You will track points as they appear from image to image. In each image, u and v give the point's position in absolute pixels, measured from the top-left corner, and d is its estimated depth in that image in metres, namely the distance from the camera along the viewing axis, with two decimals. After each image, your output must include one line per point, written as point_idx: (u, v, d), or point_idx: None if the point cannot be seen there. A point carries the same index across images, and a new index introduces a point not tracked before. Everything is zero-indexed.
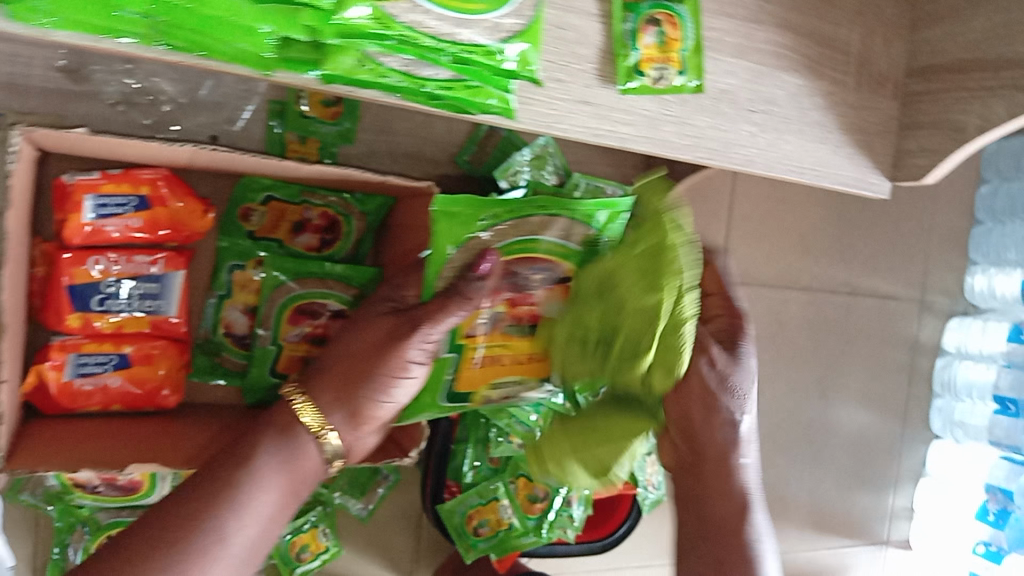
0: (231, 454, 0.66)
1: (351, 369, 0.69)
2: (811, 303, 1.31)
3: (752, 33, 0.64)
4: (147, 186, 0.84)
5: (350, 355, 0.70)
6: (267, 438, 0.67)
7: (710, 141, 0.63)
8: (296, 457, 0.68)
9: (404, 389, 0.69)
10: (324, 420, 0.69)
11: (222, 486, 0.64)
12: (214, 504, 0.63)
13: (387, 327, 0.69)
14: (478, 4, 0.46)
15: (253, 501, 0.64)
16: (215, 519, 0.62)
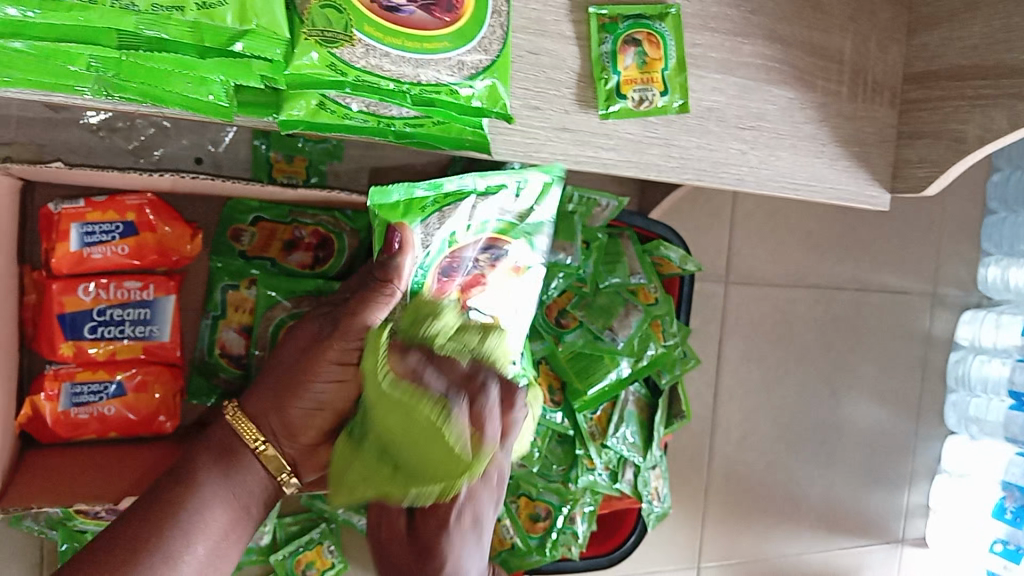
0: (191, 467, 0.63)
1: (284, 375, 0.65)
2: (820, 301, 1.29)
3: (738, 47, 0.62)
4: (133, 212, 0.83)
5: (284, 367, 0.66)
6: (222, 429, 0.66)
7: (696, 161, 0.61)
8: (240, 478, 0.64)
9: (340, 398, 0.64)
10: (254, 427, 0.65)
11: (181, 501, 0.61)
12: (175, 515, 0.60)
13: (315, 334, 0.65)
14: (442, 42, 0.44)
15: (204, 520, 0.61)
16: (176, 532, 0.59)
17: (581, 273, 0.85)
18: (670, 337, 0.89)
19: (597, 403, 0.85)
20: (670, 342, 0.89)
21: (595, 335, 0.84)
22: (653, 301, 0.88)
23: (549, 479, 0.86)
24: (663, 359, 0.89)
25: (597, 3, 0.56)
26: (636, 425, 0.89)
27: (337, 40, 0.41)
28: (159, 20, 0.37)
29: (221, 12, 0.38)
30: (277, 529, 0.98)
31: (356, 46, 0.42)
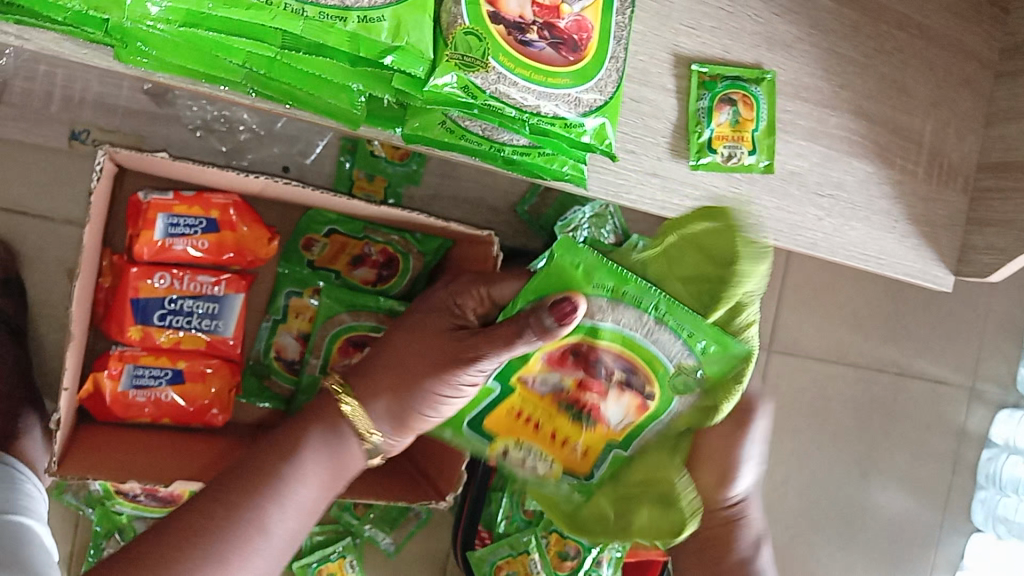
0: (277, 448, 0.63)
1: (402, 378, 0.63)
2: (858, 380, 1.30)
3: (825, 118, 0.64)
4: (218, 210, 0.86)
5: (398, 364, 0.64)
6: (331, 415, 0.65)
7: (774, 221, 0.63)
8: (340, 451, 0.64)
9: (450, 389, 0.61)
10: (370, 425, 0.65)
11: (259, 482, 0.60)
12: (244, 503, 0.59)
13: (429, 339, 0.64)
14: (564, 78, 0.47)
15: (302, 490, 0.62)
16: (253, 512, 0.59)
17: None
18: None
19: None
20: None
21: None
22: None
23: None
24: None
25: (701, 60, 0.59)
26: None
27: (474, 65, 0.44)
28: (323, 28, 0.40)
29: (378, 27, 0.41)
30: (304, 537, 0.99)
31: (489, 72, 0.45)
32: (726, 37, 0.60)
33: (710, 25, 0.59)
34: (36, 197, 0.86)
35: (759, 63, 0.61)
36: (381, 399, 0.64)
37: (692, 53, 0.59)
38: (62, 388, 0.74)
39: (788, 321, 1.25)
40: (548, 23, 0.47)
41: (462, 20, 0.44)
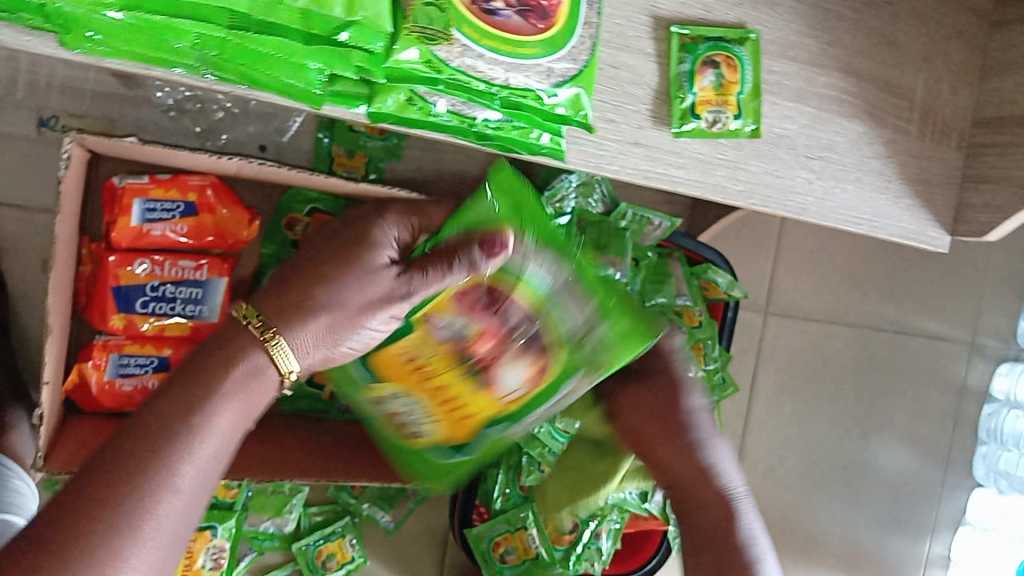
0: (167, 399, 0.51)
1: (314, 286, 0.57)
2: (856, 339, 1.28)
3: (813, 78, 0.62)
4: (195, 193, 0.84)
5: (308, 276, 0.58)
6: (250, 347, 0.55)
7: (762, 187, 0.62)
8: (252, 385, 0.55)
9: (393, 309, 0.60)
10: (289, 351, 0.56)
11: (153, 445, 0.49)
12: (145, 456, 0.48)
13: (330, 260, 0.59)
14: (533, 48, 0.45)
15: (219, 418, 0.52)
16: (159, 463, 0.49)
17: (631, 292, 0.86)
18: (713, 362, 0.90)
19: None
20: (712, 366, 0.89)
21: None
22: (698, 324, 0.88)
23: None
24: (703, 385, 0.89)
25: (680, 23, 0.56)
26: None
27: (437, 38, 0.42)
28: (271, 4, 0.39)
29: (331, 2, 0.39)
30: (302, 518, 1.00)
31: (454, 45, 0.43)
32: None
33: None
34: (7, 188, 0.84)
35: (742, 22, 0.59)
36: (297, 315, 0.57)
37: (672, 15, 0.56)
38: (42, 383, 0.73)
39: (784, 284, 1.23)
40: None
41: None
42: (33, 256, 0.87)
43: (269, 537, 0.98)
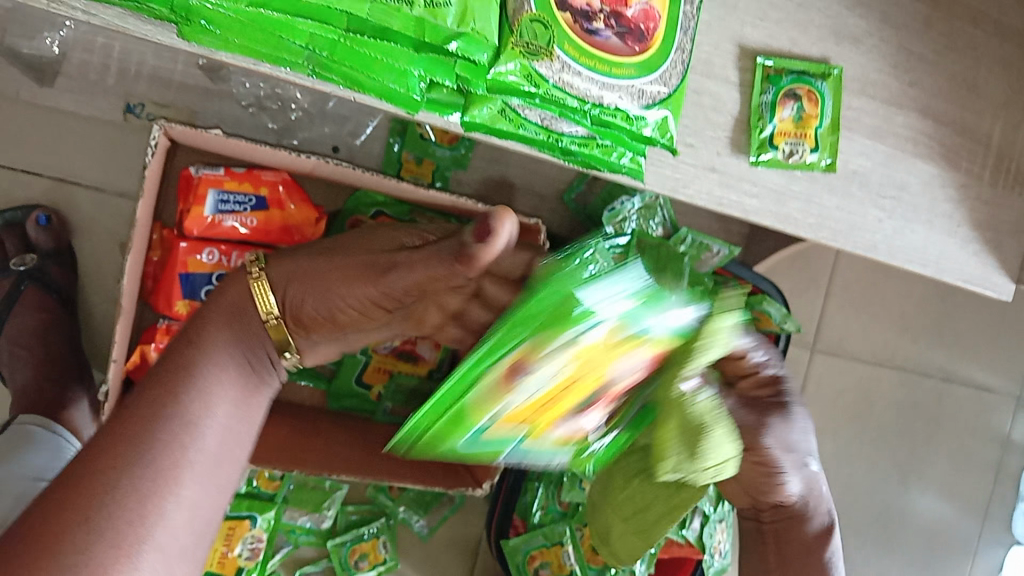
0: (173, 369, 0.55)
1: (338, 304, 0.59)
2: (902, 383, 1.27)
3: (891, 116, 0.62)
4: (267, 187, 0.87)
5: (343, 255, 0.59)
6: (226, 324, 0.59)
7: (834, 221, 0.62)
8: (249, 359, 0.59)
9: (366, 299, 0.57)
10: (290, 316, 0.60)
11: (141, 425, 0.51)
12: (147, 419, 0.51)
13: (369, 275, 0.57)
14: (627, 68, 0.46)
15: (216, 390, 0.55)
16: (168, 424, 0.52)
17: None
18: None
19: None
20: None
21: None
22: None
23: None
24: None
25: (766, 53, 0.57)
26: None
27: (539, 54, 0.44)
28: (387, 11, 0.40)
29: (444, 12, 0.41)
30: (339, 515, 1.01)
31: (553, 62, 0.44)
32: (793, 30, 0.58)
33: (778, 17, 0.58)
34: (90, 169, 0.88)
35: (825, 58, 0.59)
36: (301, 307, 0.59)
37: (758, 45, 0.57)
38: (111, 361, 0.76)
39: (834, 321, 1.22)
40: (616, 11, 0.45)
41: (529, 6, 0.44)
42: (106, 236, 0.90)
43: (306, 532, 0.99)
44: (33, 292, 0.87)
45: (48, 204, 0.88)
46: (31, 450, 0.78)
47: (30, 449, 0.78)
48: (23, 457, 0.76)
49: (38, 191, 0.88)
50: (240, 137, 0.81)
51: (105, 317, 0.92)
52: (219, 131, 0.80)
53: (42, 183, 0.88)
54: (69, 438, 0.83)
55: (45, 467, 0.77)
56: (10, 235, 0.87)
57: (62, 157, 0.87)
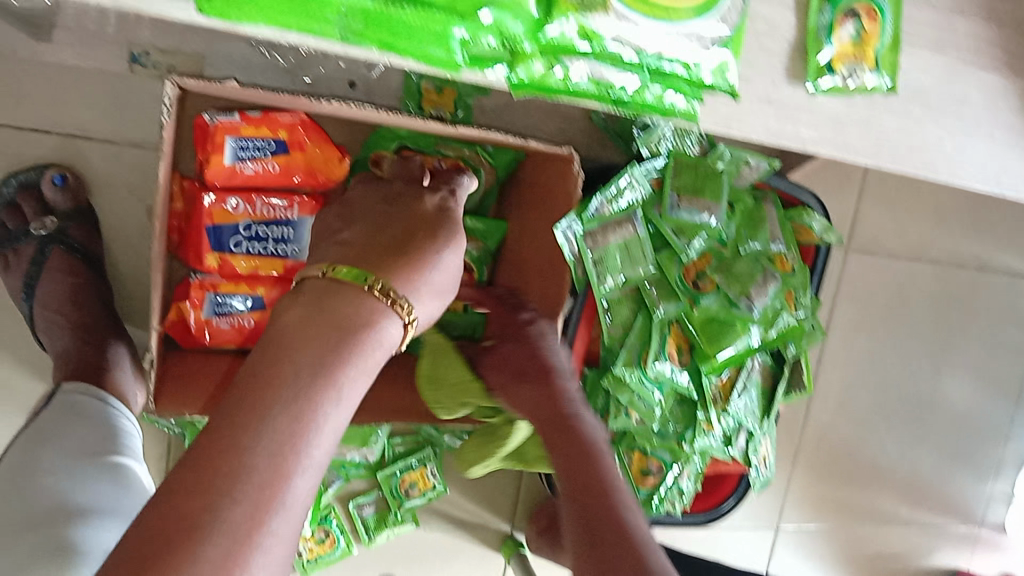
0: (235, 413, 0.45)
1: (310, 360, 0.48)
2: (936, 277, 1.27)
3: (953, 26, 0.57)
4: (286, 130, 0.83)
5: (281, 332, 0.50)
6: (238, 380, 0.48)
7: (893, 144, 0.59)
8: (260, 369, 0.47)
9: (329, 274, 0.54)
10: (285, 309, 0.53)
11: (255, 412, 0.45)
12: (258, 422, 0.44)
13: (299, 313, 0.51)
14: (686, 13, 0.43)
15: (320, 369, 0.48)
16: (276, 421, 0.45)
17: (724, 237, 0.84)
18: (802, 309, 0.86)
19: (725, 367, 0.84)
20: (802, 314, 0.86)
21: (731, 302, 0.83)
22: (791, 271, 0.85)
23: (666, 438, 0.85)
24: (794, 331, 0.86)
25: None
26: (757, 393, 0.88)
27: (593, 8, 0.41)
28: None
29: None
30: (386, 448, 1.02)
31: (609, 14, 0.42)
32: None
33: None
34: (103, 122, 0.85)
35: None
36: (244, 421, 0.44)
37: None
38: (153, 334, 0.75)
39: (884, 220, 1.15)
40: None
41: None
42: (125, 189, 0.88)
43: (356, 467, 1.01)
44: (57, 254, 0.84)
45: (61, 162, 0.85)
46: (78, 420, 0.73)
47: (75, 419, 0.73)
48: (72, 428, 0.71)
49: (49, 148, 0.85)
50: (253, 86, 0.74)
51: (133, 273, 0.91)
52: (234, 84, 0.73)
53: (52, 141, 0.84)
54: (113, 403, 0.78)
55: (97, 438, 0.72)
56: (27, 198, 0.85)
57: (70, 111, 0.83)
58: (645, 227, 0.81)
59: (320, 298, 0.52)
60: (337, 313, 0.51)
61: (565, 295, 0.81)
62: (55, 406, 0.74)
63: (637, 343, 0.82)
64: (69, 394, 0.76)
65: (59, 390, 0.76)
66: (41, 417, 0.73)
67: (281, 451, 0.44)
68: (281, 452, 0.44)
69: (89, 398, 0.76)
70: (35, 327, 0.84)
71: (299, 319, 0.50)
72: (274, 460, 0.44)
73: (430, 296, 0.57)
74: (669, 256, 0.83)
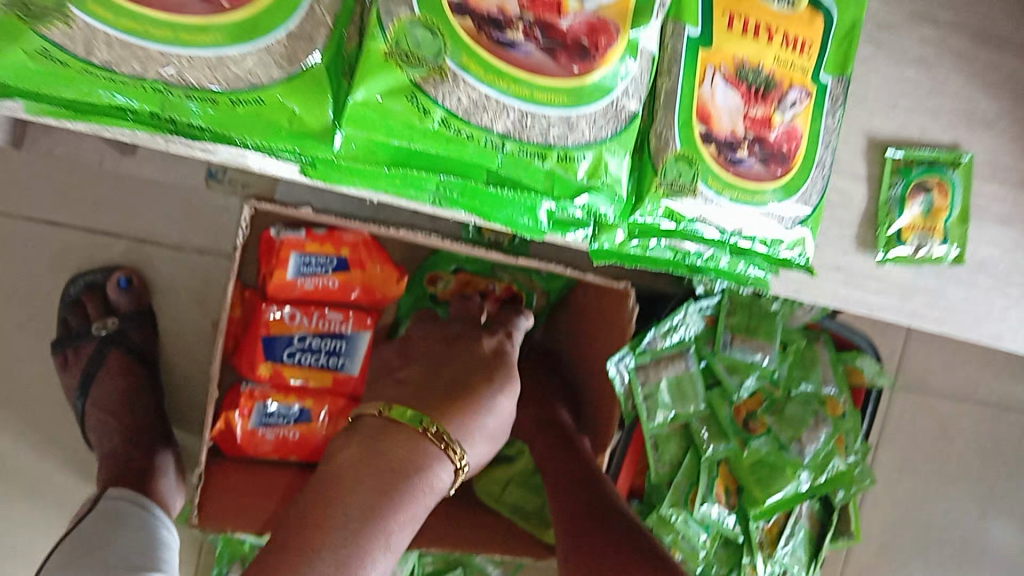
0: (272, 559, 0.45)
1: (358, 510, 0.47)
2: (984, 419, 1.25)
3: (1020, 200, 0.59)
4: (349, 248, 0.85)
5: (332, 474, 0.50)
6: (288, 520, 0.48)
7: (960, 313, 0.59)
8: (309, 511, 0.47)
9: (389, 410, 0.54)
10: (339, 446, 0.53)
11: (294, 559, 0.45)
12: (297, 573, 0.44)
13: (351, 455, 0.50)
14: (767, 195, 0.44)
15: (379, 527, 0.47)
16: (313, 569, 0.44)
17: (775, 376, 0.83)
18: (853, 454, 0.84)
19: (773, 511, 0.82)
20: (853, 459, 0.84)
21: (781, 445, 0.82)
22: (843, 415, 0.84)
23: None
24: (844, 478, 0.84)
25: (896, 144, 0.55)
26: (805, 540, 0.85)
27: (682, 191, 0.42)
28: (517, 158, 0.38)
29: (576, 166, 0.39)
30: (417, 567, 0.99)
31: (697, 198, 0.42)
32: (924, 117, 0.55)
33: (907, 105, 0.55)
34: (173, 230, 0.87)
35: (956, 144, 0.56)
36: (293, 560, 0.45)
37: (887, 136, 0.55)
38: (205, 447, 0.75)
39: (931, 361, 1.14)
40: (759, 136, 0.43)
41: (673, 143, 0.42)
42: (185, 294, 0.90)
43: None
44: (116, 356, 0.86)
45: (129, 265, 0.88)
46: (122, 531, 0.73)
47: (118, 529, 0.73)
48: (116, 542, 0.71)
49: (118, 252, 0.88)
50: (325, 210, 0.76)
51: (185, 377, 0.92)
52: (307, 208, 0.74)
53: (122, 245, 0.87)
54: (156, 512, 0.78)
55: (139, 550, 0.72)
56: (90, 299, 0.86)
57: (143, 218, 0.86)
58: (697, 363, 0.81)
59: (372, 438, 0.51)
60: (393, 456, 0.50)
61: (613, 430, 0.79)
62: (99, 514, 0.75)
63: (684, 482, 0.81)
64: (114, 501, 0.76)
65: (105, 496, 0.76)
66: (85, 525, 0.73)
67: None
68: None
69: (132, 506, 0.76)
70: (85, 426, 0.85)
71: (351, 460, 0.50)
72: None
73: (483, 439, 0.55)
74: (719, 395, 0.82)
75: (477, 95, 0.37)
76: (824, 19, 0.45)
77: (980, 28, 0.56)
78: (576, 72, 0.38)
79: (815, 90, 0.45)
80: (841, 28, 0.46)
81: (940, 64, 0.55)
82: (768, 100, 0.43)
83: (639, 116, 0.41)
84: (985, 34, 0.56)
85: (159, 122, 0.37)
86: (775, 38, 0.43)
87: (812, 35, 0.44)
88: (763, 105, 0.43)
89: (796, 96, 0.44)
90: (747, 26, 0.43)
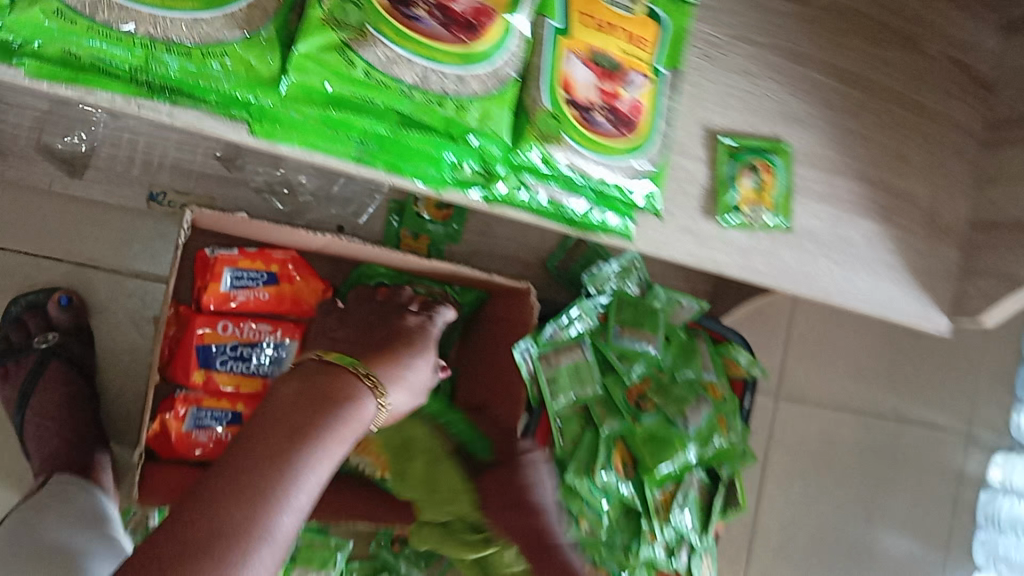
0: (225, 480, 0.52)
1: (291, 433, 0.55)
2: (860, 427, 1.39)
3: (833, 183, 0.73)
4: (277, 265, 0.94)
5: (274, 413, 0.57)
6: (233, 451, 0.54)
7: (792, 272, 0.72)
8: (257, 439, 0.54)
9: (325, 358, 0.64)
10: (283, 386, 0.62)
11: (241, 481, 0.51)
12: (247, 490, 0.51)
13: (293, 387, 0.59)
14: (619, 150, 0.57)
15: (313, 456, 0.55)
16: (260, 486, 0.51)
17: (661, 363, 0.95)
18: (734, 433, 0.97)
19: (665, 481, 0.93)
20: (734, 437, 0.97)
21: (668, 420, 0.94)
22: (722, 398, 0.97)
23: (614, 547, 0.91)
24: (727, 454, 0.96)
25: (728, 133, 0.68)
26: (695, 508, 0.97)
27: (551, 139, 0.54)
28: (424, 104, 0.51)
29: (467, 113, 0.52)
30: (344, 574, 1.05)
31: (562, 147, 0.55)
32: (750, 114, 0.69)
33: (737, 105, 0.69)
34: (113, 254, 0.95)
35: (777, 135, 0.71)
36: (244, 478, 0.52)
37: (721, 127, 0.68)
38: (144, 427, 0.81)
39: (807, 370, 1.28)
40: (610, 105, 0.56)
41: (544, 103, 0.54)
42: (123, 314, 0.96)
43: None
44: (56, 366, 0.92)
45: (69, 287, 0.94)
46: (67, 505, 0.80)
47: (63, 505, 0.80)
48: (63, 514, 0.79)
49: (60, 274, 0.94)
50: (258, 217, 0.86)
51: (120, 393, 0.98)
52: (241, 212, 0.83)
53: (63, 268, 0.94)
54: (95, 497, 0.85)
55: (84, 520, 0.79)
56: (32, 316, 0.93)
57: (85, 243, 0.94)
58: (593, 352, 0.92)
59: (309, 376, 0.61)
60: (327, 394, 0.58)
61: (520, 413, 0.90)
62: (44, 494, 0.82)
63: (586, 456, 0.91)
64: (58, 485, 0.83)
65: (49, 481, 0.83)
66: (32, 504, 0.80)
67: (270, 507, 0.51)
68: (265, 518, 0.51)
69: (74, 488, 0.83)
70: (23, 432, 0.90)
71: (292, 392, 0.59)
72: (261, 521, 0.50)
73: (405, 391, 0.67)
74: (613, 380, 0.94)
75: (391, 53, 0.49)
76: (660, 23, 0.59)
77: (790, 46, 0.71)
78: (466, 42, 0.51)
79: (655, 75, 0.58)
80: (675, 31, 0.59)
81: (759, 73, 0.70)
82: (617, 79, 0.56)
83: (519, 82, 0.54)
84: (794, 51, 0.71)
85: (140, 76, 0.47)
86: (621, 33, 0.57)
87: (650, 33, 0.58)
88: (613, 81, 0.56)
89: (640, 79, 0.57)
90: (599, 23, 0.56)
